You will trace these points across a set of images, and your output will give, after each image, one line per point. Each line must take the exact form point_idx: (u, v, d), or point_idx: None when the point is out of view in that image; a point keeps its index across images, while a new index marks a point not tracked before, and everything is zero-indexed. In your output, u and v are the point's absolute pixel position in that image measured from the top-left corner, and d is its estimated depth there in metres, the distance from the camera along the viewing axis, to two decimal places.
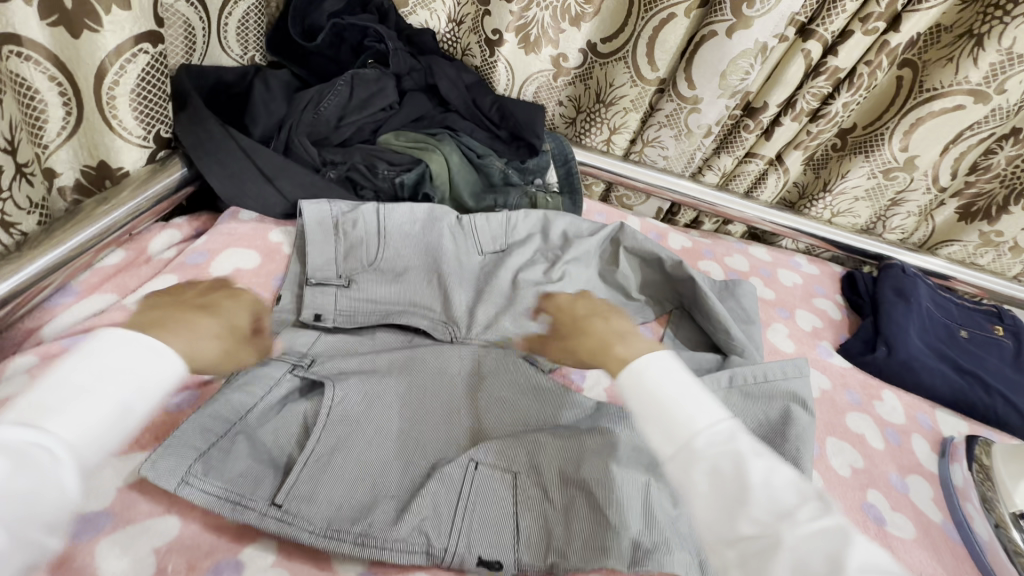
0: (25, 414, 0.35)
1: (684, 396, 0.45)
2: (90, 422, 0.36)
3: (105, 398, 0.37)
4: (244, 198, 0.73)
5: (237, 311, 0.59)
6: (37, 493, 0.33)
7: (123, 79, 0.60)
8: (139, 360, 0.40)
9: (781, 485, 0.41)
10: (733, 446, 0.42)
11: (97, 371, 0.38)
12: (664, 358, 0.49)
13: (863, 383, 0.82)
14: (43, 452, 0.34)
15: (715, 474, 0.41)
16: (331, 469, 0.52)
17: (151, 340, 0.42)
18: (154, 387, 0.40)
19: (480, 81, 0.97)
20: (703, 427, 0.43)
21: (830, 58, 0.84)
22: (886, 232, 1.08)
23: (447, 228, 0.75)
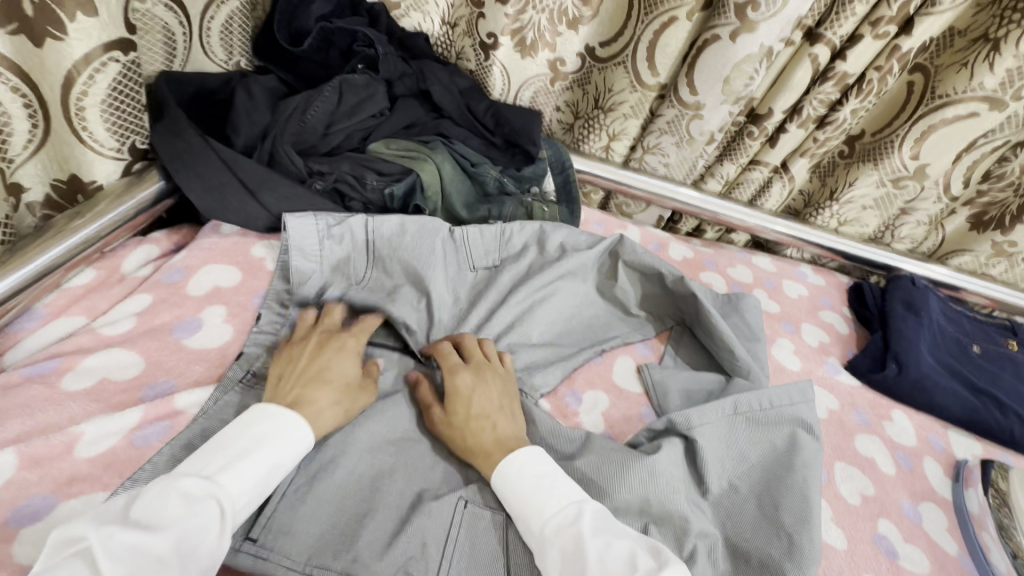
0: (198, 467, 0.43)
1: (542, 485, 0.50)
2: (246, 482, 0.44)
3: (259, 460, 0.45)
4: (226, 211, 0.69)
5: (349, 365, 0.56)
6: (200, 536, 0.39)
7: (92, 90, 0.57)
8: (286, 432, 0.47)
9: (614, 560, 0.44)
10: (575, 528, 0.46)
11: (253, 438, 0.46)
12: (533, 452, 0.53)
13: (871, 402, 0.79)
14: (208, 503, 0.41)
15: (564, 557, 0.45)
16: (311, 499, 0.49)
17: (290, 414, 0.49)
18: (292, 456, 0.47)
19: (474, 85, 0.94)
20: (550, 514, 0.47)
21: (838, 63, 0.81)
22: (894, 241, 1.05)
23: (441, 241, 0.72)
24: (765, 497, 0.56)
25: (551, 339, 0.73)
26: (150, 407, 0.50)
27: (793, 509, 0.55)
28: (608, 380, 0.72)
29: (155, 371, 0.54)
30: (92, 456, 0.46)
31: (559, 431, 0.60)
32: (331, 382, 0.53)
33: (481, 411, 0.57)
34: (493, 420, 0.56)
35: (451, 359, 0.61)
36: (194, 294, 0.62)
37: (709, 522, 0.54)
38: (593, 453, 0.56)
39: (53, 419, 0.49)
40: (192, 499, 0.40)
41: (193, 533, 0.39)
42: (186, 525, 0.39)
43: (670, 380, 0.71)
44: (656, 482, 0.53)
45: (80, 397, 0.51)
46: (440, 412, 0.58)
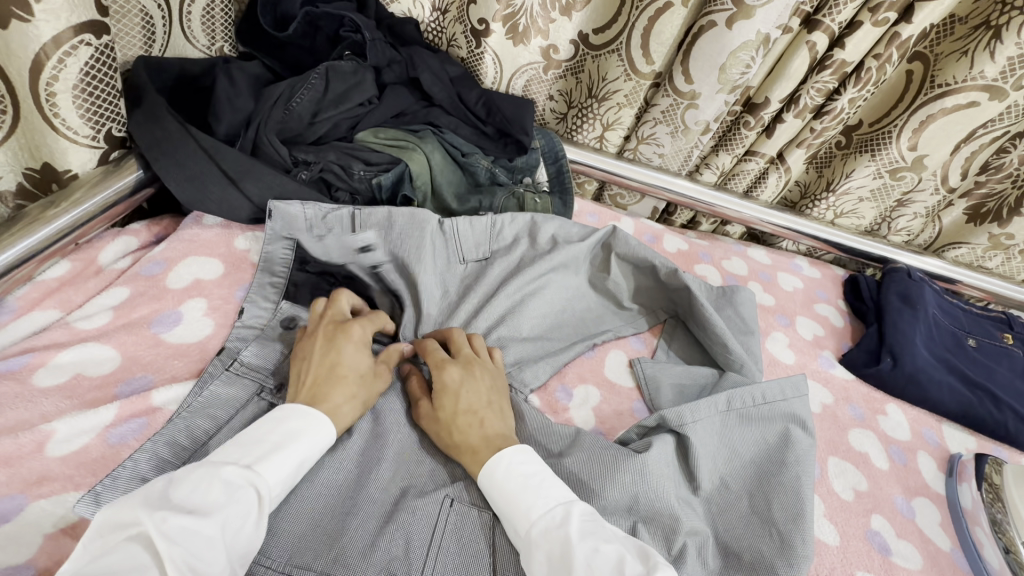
0: (234, 457, 0.43)
1: (527, 487, 0.49)
2: (281, 473, 0.43)
3: (292, 453, 0.44)
4: (206, 202, 0.67)
5: (360, 357, 0.54)
6: (240, 523, 0.39)
7: (63, 74, 0.54)
8: (316, 427, 0.47)
9: (601, 565, 0.43)
10: (562, 531, 0.45)
11: (283, 432, 0.46)
12: (518, 451, 0.51)
13: (865, 396, 0.78)
14: (248, 491, 0.40)
15: (550, 560, 0.44)
16: (294, 497, 0.48)
17: (318, 413, 0.48)
18: (320, 451, 0.47)
19: (465, 73, 0.92)
20: (538, 515, 0.46)
21: (836, 50, 0.79)
22: (891, 233, 1.04)
23: (431, 233, 0.69)
24: (757, 494, 0.56)
25: (542, 333, 0.71)
26: (125, 404, 0.49)
27: (785, 506, 0.54)
28: (599, 375, 0.71)
29: (133, 366, 0.53)
30: (64, 454, 0.45)
31: (549, 427, 0.58)
32: (345, 379, 0.52)
33: (469, 407, 0.55)
34: (481, 415, 0.55)
35: (438, 354, 0.59)
36: (174, 287, 0.60)
37: (700, 518, 0.53)
38: (580, 453, 0.55)
39: (24, 416, 0.47)
40: (233, 487, 0.40)
41: (235, 519, 0.39)
42: (228, 511, 0.39)
43: (663, 374, 0.70)
44: (647, 480, 0.52)
45: (53, 394, 0.49)
46: (427, 407, 0.57)
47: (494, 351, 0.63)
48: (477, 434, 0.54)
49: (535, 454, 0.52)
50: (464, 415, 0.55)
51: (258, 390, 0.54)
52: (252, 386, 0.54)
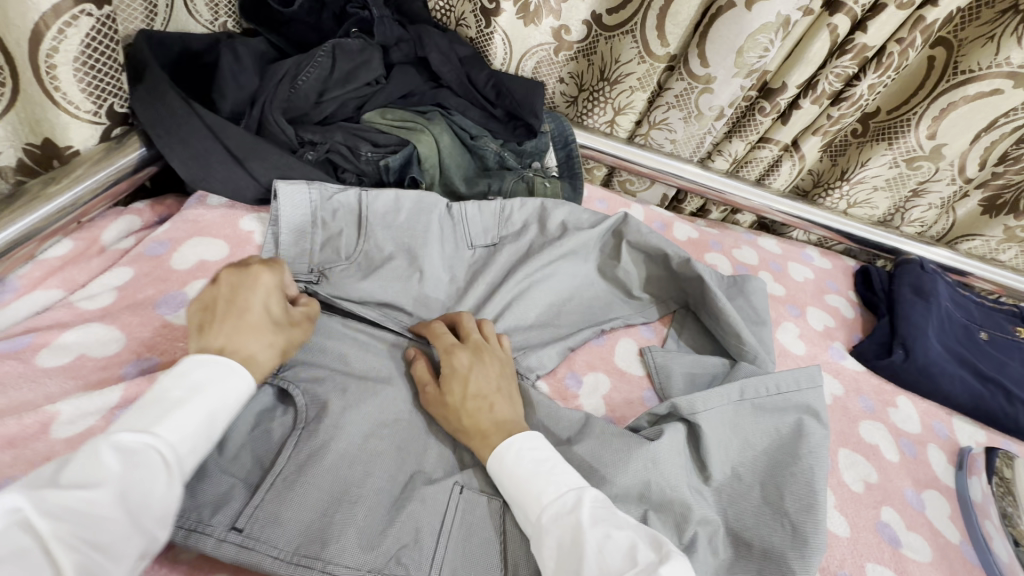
0: (130, 421, 0.39)
1: (538, 472, 0.48)
2: (187, 429, 0.40)
3: (196, 408, 0.41)
4: (211, 180, 0.65)
5: (270, 299, 0.51)
6: (145, 489, 0.36)
7: (63, 46, 0.53)
8: (226, 379, 0.44)
9: (613, 552, 0.42)
10: (574, 517, 0.44)
11: (188, 386, 0.42)
12: (530, 437, 0.51)
13: (876, 388, 0.77)
14: (149, 453, 0.37)
15: (560, 547, 0.44)
16: (301, 483, 0.47)
17: (225, 361, 0.45)
18: (233, 403, 0.44)
19: (474, 53, 0.88)
20: (549, 500, 0.46)
21: (858, 34, 0.77)
22: (904, 225, 1.03)
23: (438, 217, 0.70)
24: (769, 484, 0.55)
25: (550, 319, 0.70)
26: (130, 386, 0.47)
27: (798, 497, 0.53)
28: (609, 363, 0.70)
29: (138, 347, 0.52)
30: (69, 436, 0.44)
31: (559, 414, 0.58)
32: (253, 326, 0.48)
33: (479, 391, 0.55)
34: (491, 401, 0.54)
35: (448, 339, 0.58)
36: (179, 267, 0.59)
37: (710, 508, 0.53)
38: (590, 442, 0.54)
39: (28, 397, 0.46)
40: (129, 453, 0.37)
41: (137, 486, 0.36)
42: (127, 479, 0.36)
43: (673, 362, 0.69)
44: (659, 469, 0.52)
45: (57, 374, 0.48)
46: (434, 390, 0.56)
47: (501, 338, 0.62)
48: (487, 419, 0.53)
49: (546, 440, 0.51)
50: (474, 400, 0.54)
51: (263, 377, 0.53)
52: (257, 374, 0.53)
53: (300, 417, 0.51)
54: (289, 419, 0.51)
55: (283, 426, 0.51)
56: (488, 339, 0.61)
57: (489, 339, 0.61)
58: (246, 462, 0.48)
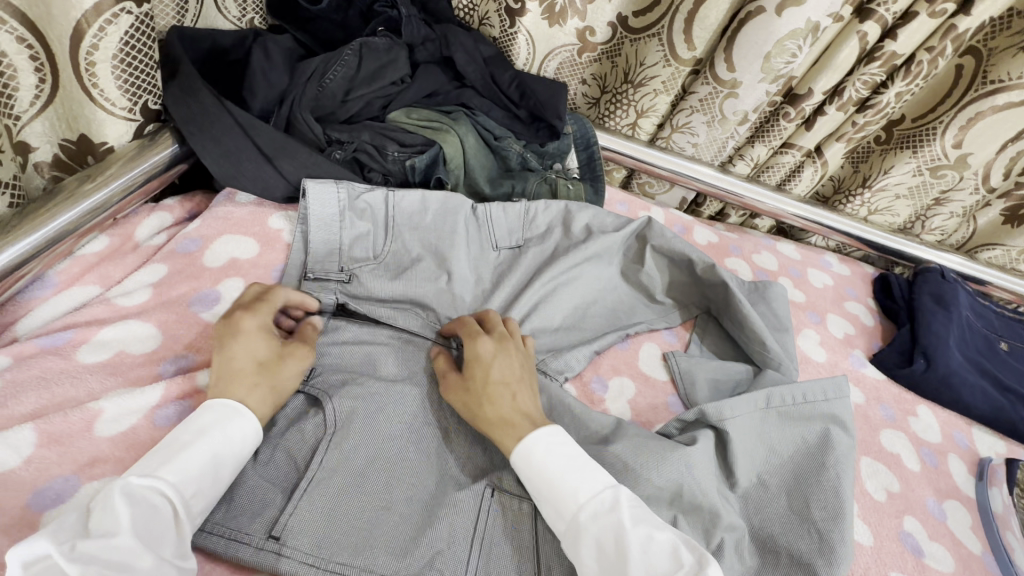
0: (136, 466, 0.41)
1: (569, 469, 0.48)
2: (192, 470, 0.41)
3: (201, 449, 0.42)
4: (241, 177, 0.65)
5: (255, 343, 0.50)
6: (155, 531, 0.38)
7: (104, 42, 0.53)
8: (232, 421, 0.45)
9: (656, 552, 0.43)
10: (613, 516, 0.44)
11: (195, 429, 0.44)
12: (553, 433, 0.50)
13: (896, 397, 0.77)
14: (158, 498, 0.39)
15: (600, 546, 0.44)
16: (333, 489, 0.46)
17: (227, 402, 0.46)
18: (241, 444, 0.45)
19: (498, 53, 0.88)
20: (585, 499, 0.46)
21: (888, 41, 0.76)
22: (924, 233, 1.02)
23: (464, 219, 0.70)
24: (795, 492, 0.55)
25: (575, 323, 0.70)
26: (170, 386, 0.49)
27: (825, 505, 0.53)
28: (634, 368, 0.70)
29: (175, 344, 0.53)
30: (113, 435, 0.45)
31: (588, 418, 0.57)
32: (242, 372, 0.48)
33: (502, 377, 0.54)
34: (513, 388, 0.54)
35: (471, 326, 0.59)
36: (211, 265, 0.60)
37: (737, 515, 0.53)
38: (621, 445, 0.54)
39: (70, 393, 0.47)
40: (141, 498, 0.38)
41: (148, 527, 0.37)
42: (138, 519, 0.37)
43: (698, 368, 0.69)
44: (694, 473, 0.52)
45: (97, 371, 0.49)
46: (456, 378, 0.56)
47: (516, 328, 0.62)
48: (505, 408, 0.53)
49: (569, 434, 0.51)
50: (497, 385, 0.54)
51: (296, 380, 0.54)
52: None
53: (328, 423, 0.50)
54: (319, 421, 0.51)
55: (314, 425, 0.51)
56: (505, 330, 0.60)
57: (507, 330, 0.60)
58: (281, 466, 0.48)
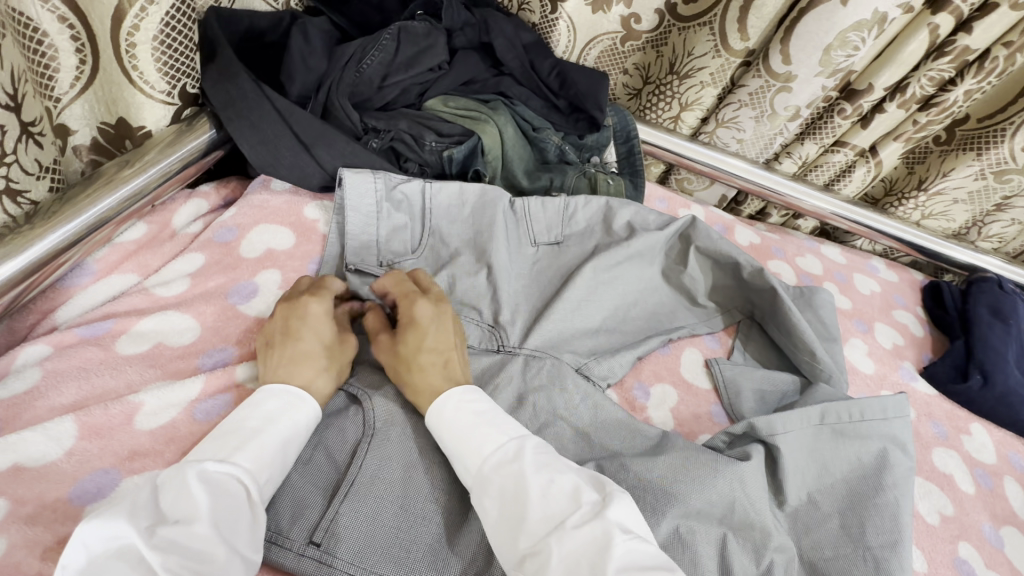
0: (209, 452, 0.40)
1: (475, 425, 0.46)
2: (266, 457, 0.41)
3: (272, 436, 0.42)
4: (278, 166, 0.63)
5: (321, 326, 0.51)
6: (234, 521, 0.37)
7: (144, 23, 0.53)
8: (302, 408, 0.45)
9: (555, 496, 0.41)
10: (515, 465, 0.43)
11: (262, 416, 0.43)
12: (466, 392, 0.48)
13: (948, 413, 0.73)
14: (234, 484, 0.38)
15: (502, 494, 0.42)
16: (373, 495, 0.45)
17: (293, 388, 0.46)
18: (304, 430, 0.45)
19: (539, 40, 0.84)
20: (490, 451, 0.44)
21: (961, 35, 0.72)
22: (980, 239, 0.97)
23: (502, 213, 0.66)
24: (849, 514, 0.53)
25: (615, 324, 0.68)
26: (210, 379, 0.48)
27: (881, 531, 0.51)
28: (676, 374, 0.68)
29: (213, 338, 0.53)
30: (153, 428, 0.45)
31: (633, 426, 0.55)
32: (310, 355, 0.48)
33: (435, 346, 0.51)
34: (445, 356, 0.51)
35: (408, 286, 0.55)
36: (248, 256, 0.59)
37: (787, 535, 0.51)
38: (667, 457, 0.51)
39: (110, 385, 0.47)
40: (218, 486, 0.37)
41: (227, 517, 0.37)
42: (218, 510, 0.36)
43: (744, 378, 0.66)
44: (746, 490, 0.50)
45: (137, 362, 0.49)
46: (388, 338, 0.53)
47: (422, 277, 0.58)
48: (433, 378, 0.49)
49: (480, 392, 0.49)
50: (427, 353, 0.50)
51: None
52: None
53: (368, 424, 0.48)
54: (353, 421, 0.49)
55: (355, 423, 0.49)
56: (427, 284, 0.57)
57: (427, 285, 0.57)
58: (321, 464, 0.47)
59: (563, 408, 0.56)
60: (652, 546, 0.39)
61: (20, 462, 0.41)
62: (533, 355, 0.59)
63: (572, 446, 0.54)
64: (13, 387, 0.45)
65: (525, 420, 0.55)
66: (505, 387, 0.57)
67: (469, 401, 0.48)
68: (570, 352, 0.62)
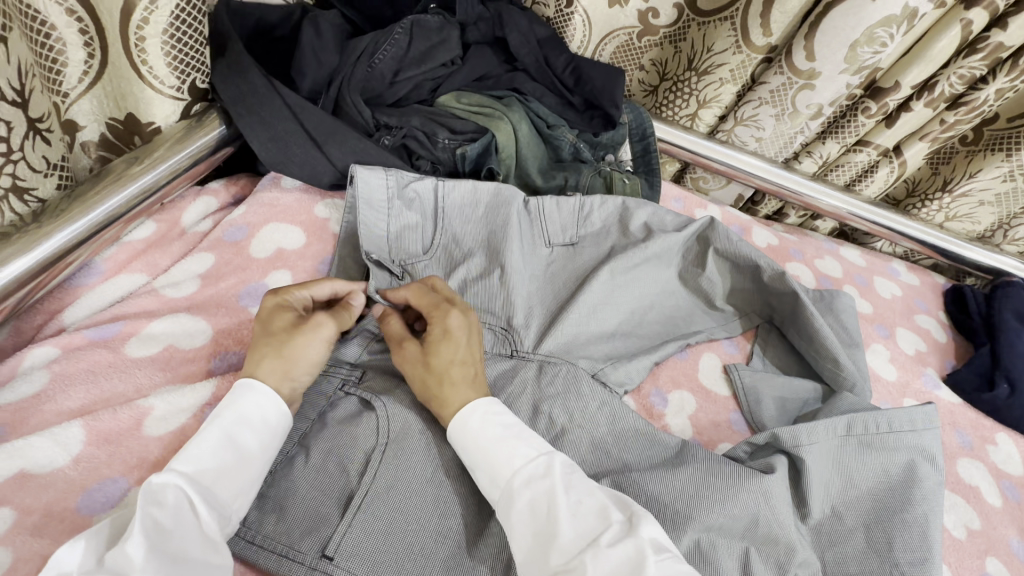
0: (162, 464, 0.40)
1: (504, 439, 0.45)
2: (208, 456, 0.40)
3: (211, 433, 0.41)
4: (289, 163, 0.61)
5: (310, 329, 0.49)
6: (168, 523, 0.35)
7: (155, 15, 0.51)
8: (247, 397, 0.43)
9: (585, 514, 0.40)
10: (547, 481, 0.42)
11: (211, 415, 0.42)
12: (492, 404, 0.47)
13: (974, 423, 0.71)
14: (174, 492, 0.37)
15: (531, 510, 0.41)
16: (385, 505, 0.44)
17: (242, 382, 0.45)
18: (257, 423, 0.43)
19: (554, 35, 0.82)
20: (521, 465, 0.43)
21: (995, 32, 0.70)
22: (1006, 243, 0.94)
23: (516, 212, 0.65)
24: (875, 530, 0.51)
25: (631, 328, 0.66)
26: (220, 383, 0.47)
27: (909, 548, 0.49)
28: (694, 381, 0.66)
29: (223, 340, 0.51)
30: (162, 434, 0.44)
31: (652, 435, 0.54)
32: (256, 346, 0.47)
33: (467, 359, 0.49)
34: (476, 368, 0.50)
35: (434, 297, 0.52)
36: (258, 256, 0.58)
37: (811, 549, 0.49)
38: (689, 469, 0.50)
39: (119, 389, 0.46)
40: (156, 496, 0.36)
41: (161, 519, 0.35)
42: (152, 512, 0.35)
43: (763, 385, 0.65)
44: (770, 504, 0.48)
45: (146, 365, 0.48)
46: (415, 350, 0.50)
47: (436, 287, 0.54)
48: (458, 387, 0.48)
49: (508, 405, 0.48)
50: (460, 366, 0.49)
51: (342, 382, 0.52)
52: (336, 378, 0.52)
53: (381, 431, 0.47)
54: (366, 426, 0.48)
55: (368, 430, 0.48)
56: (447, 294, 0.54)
57: (449, 295, 0.54)
58: (333, 473, 0.46)
59: (580, 415, 0.54)
60: (686, 564, 0.38)
61: (27, 469, 0.40)
62: (549, 360, 0.57)
63: (589, 456, 0.52)
64: (20, 390, 0.44)
65: (541, 428, 0.53)
66: (520, 393, 0.55)
67: (495, 416, 0.46)
68: (586, 357, 0.60)
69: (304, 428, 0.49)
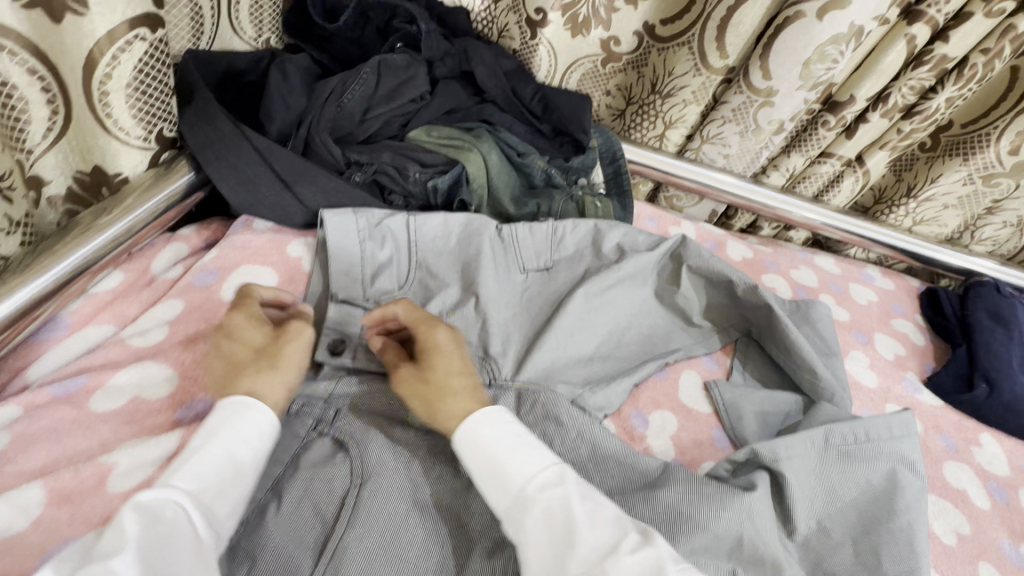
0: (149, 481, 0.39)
1: (517, 444, 0.44)
2: (206, 474, 0.39)
3: (210, 452, 0.40)
4: (260, 206, 0.62)
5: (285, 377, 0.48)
6: (162, 545, 0.35)
7: (116, 72, 0.52)
8: (247, 416, 0.43)
9: (603, 523, 0.40)
10: (564, 488, 0.41)
11: (205, 432, 0.42)
12: (501, 412, 0.46)
13: (956, 425, 0.72)
14: (172, 508, 0.36)
15: (546, 516, 0.41)
16: (359, 551, 0.43)
17: (239, 397, 0.44)
18: (254, 441, 0.43)
19: (520, 67, 0.84)
20: (535, 471, 0.43)
21: (938, 45, 0.73)
22: (974, 243, 0.97)
23: (488, 240, 0.66)
24: (862, 542, 0.51)
25: (610, 350, 0.66)
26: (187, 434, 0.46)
27: (896, 560, 0.49)
28: (675, 400, 0.66)
29: (192, 387, 0.51)
30: (127, 489, 0.43)
31: (632, 458, 0.53)
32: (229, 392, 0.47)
33: (464, 368, 0.50)
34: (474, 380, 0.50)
35: (423, 313, 0.53)
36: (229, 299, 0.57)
37: (798, 567, 0.49)
38: (668, 491, 0.49)
39: (82, 445, 0.46)
40: (154, 513, 0.36)
41: (157, 540, 0.34)
42: (148, 533, 0.34)
43: (744, 400, 0.65)
44: (755, 521, 0.48)
45: (111, 419, 0.47)
46: (410, 370, 0.50)
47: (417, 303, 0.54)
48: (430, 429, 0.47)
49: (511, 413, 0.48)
50: (459, 376, 0.49)
51: (316, 423, 0.51)
52: (309, 420, 0.51)
53: (356, 473, 0.47)
54: (341, 469, 0.47)
55: (342, 473, 0.47)
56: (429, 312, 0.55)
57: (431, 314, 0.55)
58: (306, 519, 0.45)
59: (559, 444, 0.54)
60: None
61: None
62: (527, 388, 0.57)
63: None
64: None
65: None
66: None
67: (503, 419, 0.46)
68: (564, 382, 0.60)
69: (277, 473, 0.48)
